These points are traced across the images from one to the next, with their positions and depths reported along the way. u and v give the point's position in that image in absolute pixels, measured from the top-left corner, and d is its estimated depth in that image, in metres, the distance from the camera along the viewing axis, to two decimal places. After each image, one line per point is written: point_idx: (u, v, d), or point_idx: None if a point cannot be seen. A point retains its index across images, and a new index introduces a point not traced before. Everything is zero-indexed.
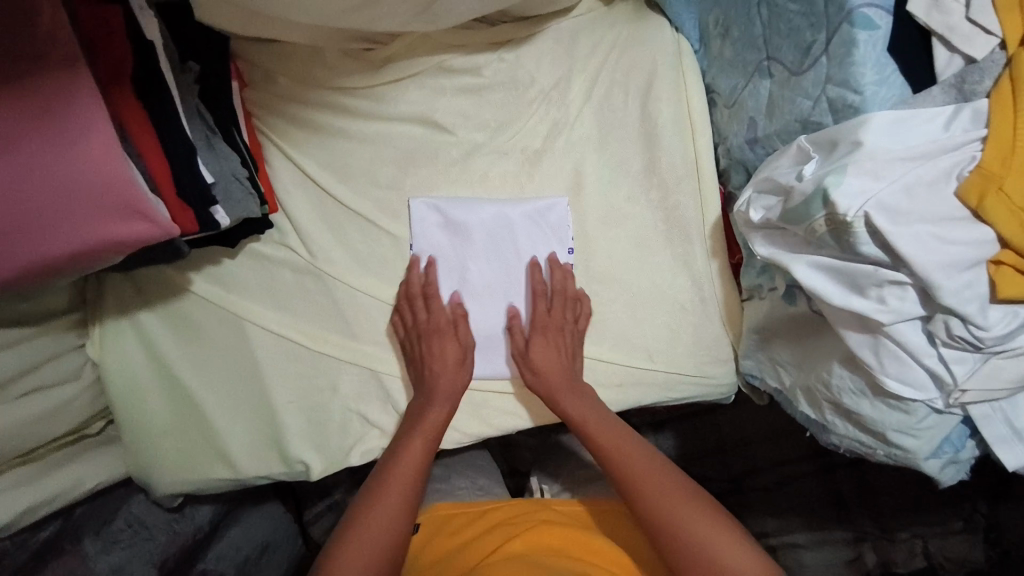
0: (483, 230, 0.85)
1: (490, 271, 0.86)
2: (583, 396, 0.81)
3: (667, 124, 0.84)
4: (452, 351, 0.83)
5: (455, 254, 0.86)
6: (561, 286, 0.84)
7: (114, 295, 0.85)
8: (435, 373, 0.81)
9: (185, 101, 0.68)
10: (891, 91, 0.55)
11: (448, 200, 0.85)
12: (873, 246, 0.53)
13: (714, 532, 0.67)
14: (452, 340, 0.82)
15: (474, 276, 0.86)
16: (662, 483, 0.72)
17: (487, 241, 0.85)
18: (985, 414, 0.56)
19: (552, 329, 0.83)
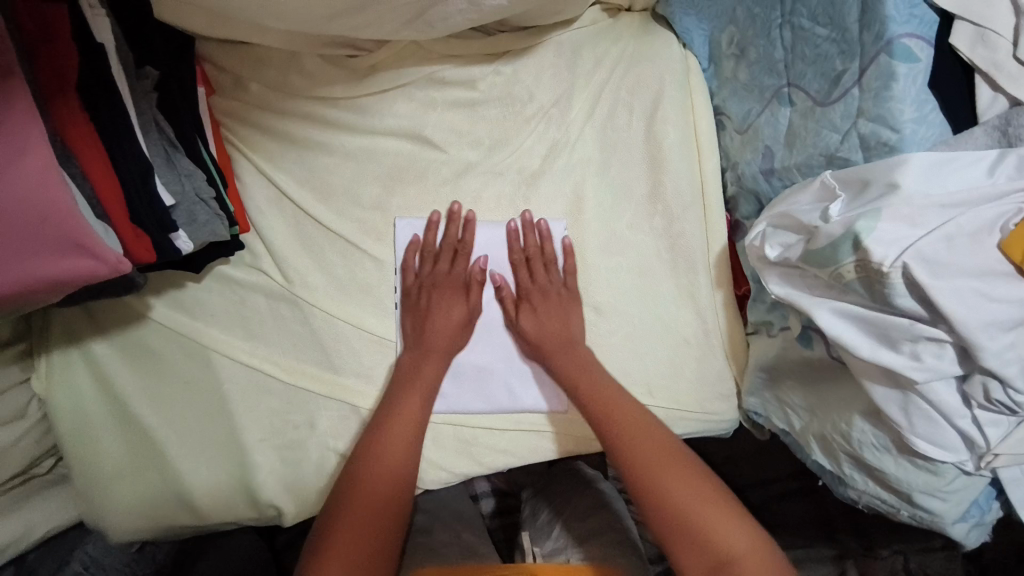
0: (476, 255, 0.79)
1: (485, 297, 0.80)
2: (588, 370, 0.76)
3: (673, 147, 0.79)
4: (458, 313, 0.78)
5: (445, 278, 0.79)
6: (541, 248, 0.79)
7: (62, 323, 0.76)
8: (437, 334, 0.77)
9: (145, 114, 0.60)
10: (930, 130, 0.52)
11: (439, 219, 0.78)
12: (910, 299, 0.48)
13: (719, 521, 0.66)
14: (463, 300, 0.78)
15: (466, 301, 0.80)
16: (667, 473, 0.69)
17: (480, 266, 0.79)
18: (1015, 478, 0.52)
19: (551, 298, 0.79)
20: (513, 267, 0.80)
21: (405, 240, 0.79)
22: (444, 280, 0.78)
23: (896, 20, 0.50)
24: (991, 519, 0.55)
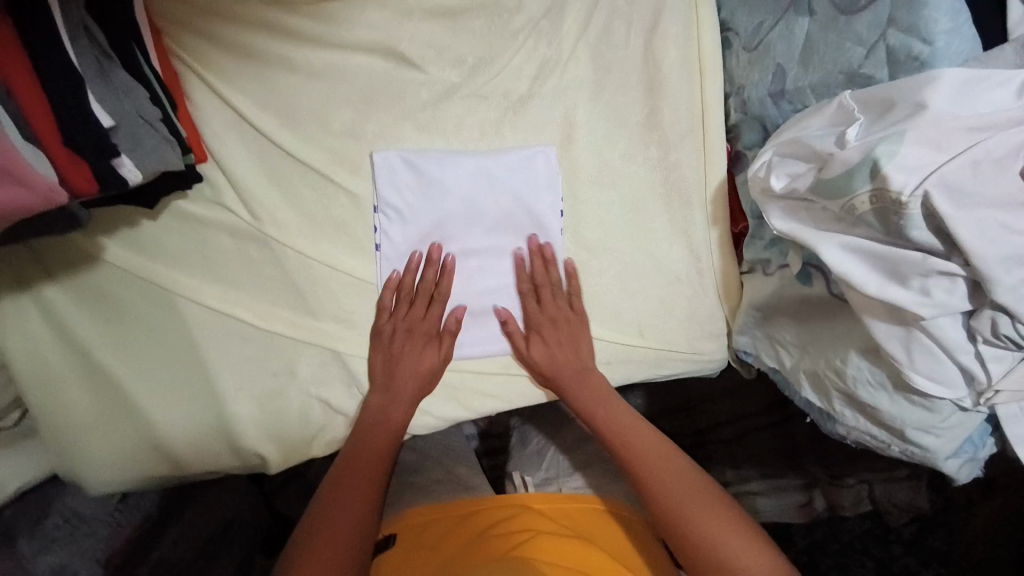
0: (461, 189, 0.73)
1: (472, 236, 0.75)
2: (598, 402, 0.75)
3: (673, 67, 0.72)
4: (433, 353, 0.75)
5: (428, 213, 0.74)
6: (545, 275, 0.76)
7: (8, 265, 0.70)
8: (405, 367, 0.74)
9: (68, 17, 0.51)
10: (963, 43, 0.47)
11: (421, 153, 0.72)
12: (926, 231, 0.45)
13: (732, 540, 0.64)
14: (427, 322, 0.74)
15: (452, 237, 0.75)
16: (670, 479, 0.70)
17: (466, 203, 0.74)
18: (1014, 414, 0.51)
19: (548, 327, 0.76)
20: (501, 203, 0.74)
21: (383, 174, 0.72)
22: (419, 327, 0.74)
23: None
24: (986, 456, 0.53)
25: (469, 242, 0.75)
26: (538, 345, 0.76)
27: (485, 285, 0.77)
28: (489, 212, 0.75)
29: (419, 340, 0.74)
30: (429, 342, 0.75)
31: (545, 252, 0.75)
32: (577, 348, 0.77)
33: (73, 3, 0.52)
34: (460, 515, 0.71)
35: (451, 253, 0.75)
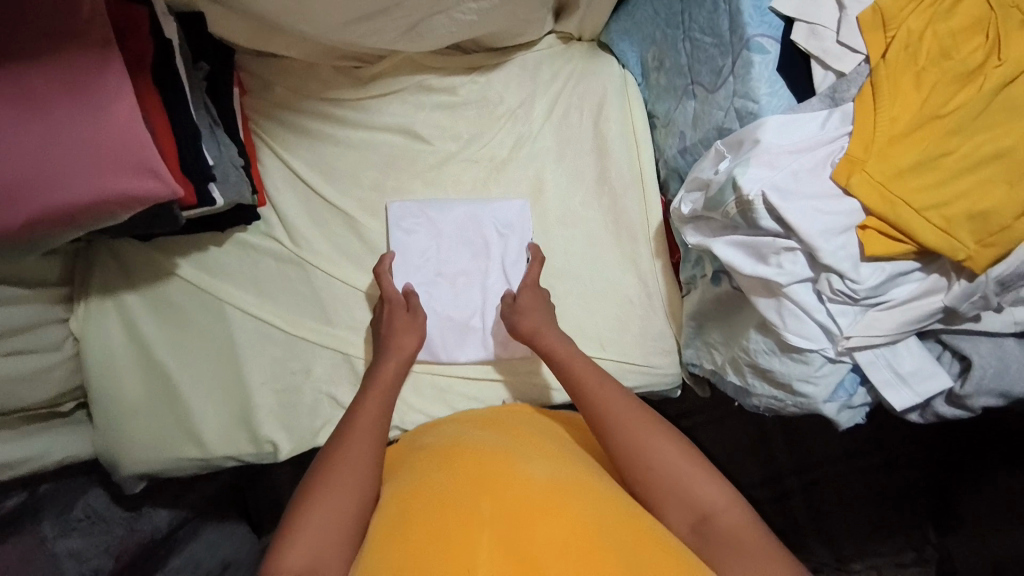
0: (455, 225, 0.95)
1: (461, 260, 0.95)
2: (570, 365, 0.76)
3: (615, 141, 0.98)
4: (409, 321, 0.86)
5: (428, 245, 0.94)
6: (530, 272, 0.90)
7: (101, 274, 0.89)
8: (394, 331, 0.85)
9: (196, 96, 0.77)
10: (781, 101, 0.68)
11: (429, 202, 0.95)
12: (770, 220, 0.63)
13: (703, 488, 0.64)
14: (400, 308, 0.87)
15: (446, 265, 0.95)
16: (634, 432, 0.68)
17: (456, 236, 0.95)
18: (870, 361, 0.65)
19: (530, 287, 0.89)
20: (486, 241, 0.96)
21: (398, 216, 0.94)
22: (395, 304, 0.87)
23: (751, 22, 0.67)
24: (855, 398, 0.68)
25: (459, 265, 0.95)
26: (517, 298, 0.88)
27: (463, 301, 0.94)
28: (475, 242, 0.96)
29: (398, 313, 0.86)
30: (405, 313, 0.87)
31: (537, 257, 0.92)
32: (544, 313, 0.85)
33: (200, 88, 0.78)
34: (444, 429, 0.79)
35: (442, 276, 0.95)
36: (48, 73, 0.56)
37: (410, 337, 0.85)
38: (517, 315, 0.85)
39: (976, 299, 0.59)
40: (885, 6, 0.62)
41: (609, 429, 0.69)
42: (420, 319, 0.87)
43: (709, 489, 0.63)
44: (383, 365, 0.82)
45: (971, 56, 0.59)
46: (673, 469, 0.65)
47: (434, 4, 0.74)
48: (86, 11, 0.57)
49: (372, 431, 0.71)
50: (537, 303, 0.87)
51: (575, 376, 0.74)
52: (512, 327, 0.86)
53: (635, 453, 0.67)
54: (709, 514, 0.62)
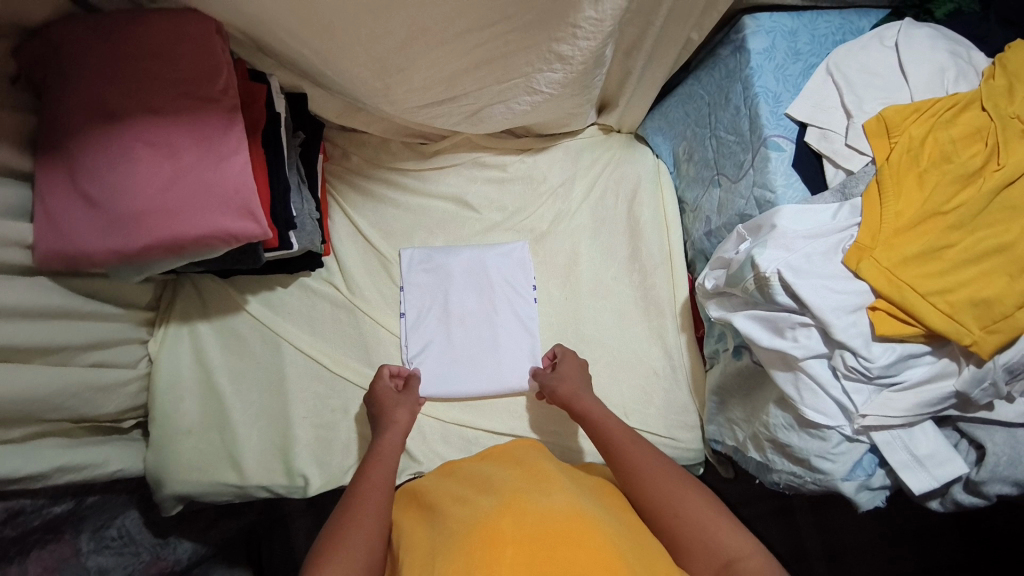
0: (462, 270, 1.06)
1: (468, 301, 1.05)
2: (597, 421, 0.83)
3: (648, 222, 1.06)
4: (395, 400, 0.91)
5: (439, 289, 1.05)
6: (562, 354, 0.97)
7: (182, 304, 1.00)
8: (388, 409, 0.90)
9: (291, 159, 0.91)
10: (795, 192, 0.75)
11: (439, 248, 1.06)
12: (785, 295, 0.68)
13: (726, 533, 0.66)
14: (404, 409, 0.90)
15: (454, 305, 1.05)
16: (656, 486, 0.72)
17: (463, 276, 1.05)
18: (887, 441, 0.66)
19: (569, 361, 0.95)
20: (516, 308, 1.05)
21: (409, 265, 1.05)
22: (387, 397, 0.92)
23: (768, 125, 0.77)
24: (873, 479, 0.69)
25: (466, 307, 1.05)
26: (559, 366, 0.94)
27: (473, 341, 1.03)
28: (483, 284, 1.05)
29: (389, 395, 0.92)
30: (393, 390, 0.93)
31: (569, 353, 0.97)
32: (584, 383, 0.91)
33: (293, 153, 0.92)
34: (463, 461, 0.85)
35: (454, 317, 1.04)
36: (184, 131, 0.70)
37: (401, 410, 0.89)
38: (557, 381, 0.91)
39: (986, 385, 0.61)
40: (889, 116, 0.69)
41: (639, 484, 0.73)
42: (407, 402, 0.91)
43: (731, 538, 0.66)
44: (386, 432, 0.86)
45: (970, 160, 0.64)
46: (698, 516, 0.68)
47: (495, 95, 0.86)
48: (223, 83, 0.72)
49: (385, 481, 0.76)
50: (575, 371, 0.93)
51: (610, 436, 0.79)
52: (551, 394, 0.91)
53: (666, 504, 0.70)
54: (732, 560, 0.64)
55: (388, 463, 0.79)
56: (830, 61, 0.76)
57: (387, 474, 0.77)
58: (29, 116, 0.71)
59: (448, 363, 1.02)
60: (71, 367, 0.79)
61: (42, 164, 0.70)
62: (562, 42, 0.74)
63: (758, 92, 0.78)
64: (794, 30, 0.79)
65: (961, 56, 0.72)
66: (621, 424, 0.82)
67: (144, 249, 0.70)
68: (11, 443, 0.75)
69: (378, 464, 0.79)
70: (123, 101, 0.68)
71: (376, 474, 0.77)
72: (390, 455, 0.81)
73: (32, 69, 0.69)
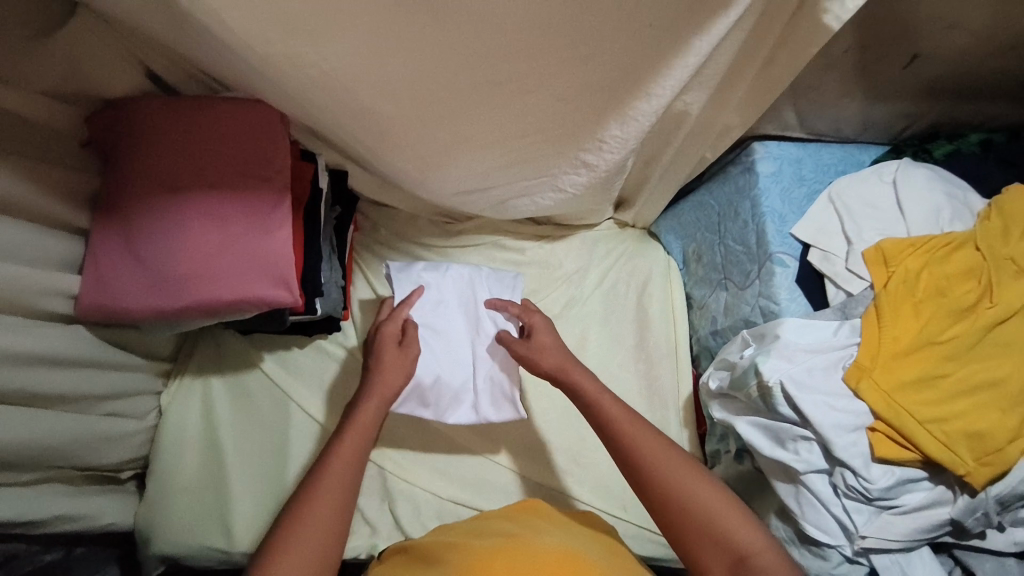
0: (455, 287, 0.91)
1: (455, 323, 0.90)
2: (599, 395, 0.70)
3: (656, 314, 1.10)
4: (399, 353, 0.80)
5: (431, 307, 0.89)
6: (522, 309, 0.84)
7: (199, 357, 1.03)
8: (384, 358, 0.79)
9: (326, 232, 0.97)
10: (797, 306, 0.80)
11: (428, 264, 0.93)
12: (788, 408, 0.71)
13: (739, 523, 0.60)
14: (400, 360, 0.80)
15: (442, 325, 0.89)
16: (660, 466, 0.64)
17: (456, 296, 0.91)
18: (886, 566, 0.67)
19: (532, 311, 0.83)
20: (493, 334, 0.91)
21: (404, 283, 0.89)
22: (388, 345, 0.80)
23: (774, 242, 0.82)
24: None
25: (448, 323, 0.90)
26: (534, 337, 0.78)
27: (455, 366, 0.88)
28: (470, 303, 0.91)
29: (388, 346, 0.80)
30: (394, 345, 0.80)
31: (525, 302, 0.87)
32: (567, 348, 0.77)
33: (328, 227, 0.98)
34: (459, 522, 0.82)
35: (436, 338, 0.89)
36: (236, 204, 0.75)
37: (396, 372, 0.78)
38: (536, 358, 0.76)
39: (980, 515, 0.63)
40: (886, 248, 0.74)
41: (641, 468, 0.64)
42: (411, 358, 0.80)
43: (743, 529, 0.60)
44: (366, 396, 0.75)
45: (963, 297, 0.68)
46: (705, 504, 0.61)
47: (522, 190, 0.92)
48: (279, 166, 0.78)
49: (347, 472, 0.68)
50: (548, 327, 0.80)
51: (608, 419, 0.68)
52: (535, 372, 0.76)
53: (670, 491, 0.63)
54: (744, 557, 0.58)
55: (354, 463, 0.68)
56: (831, 189, 0.82)
57: (352, 461, 0.68)
58: (95, 178, 0.76)
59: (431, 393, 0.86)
60: (86, 415, 0.81)
61: (100, 224, 0.75)
62: (588, 153, 0.81)
63: (764, 212, 0.84)
64: (800, 158, 0.86)
65: (956, 197, 0.78)
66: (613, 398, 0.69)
67: (185, 309, 0.75)
68: (19, 486, 0.77)
69: (349, 440, 0.70)
70: (186, 175, 0.74)
71: (336, 464, 0.68)
72: (365, 439, 0.71)
73: (105, 138, 0.75)
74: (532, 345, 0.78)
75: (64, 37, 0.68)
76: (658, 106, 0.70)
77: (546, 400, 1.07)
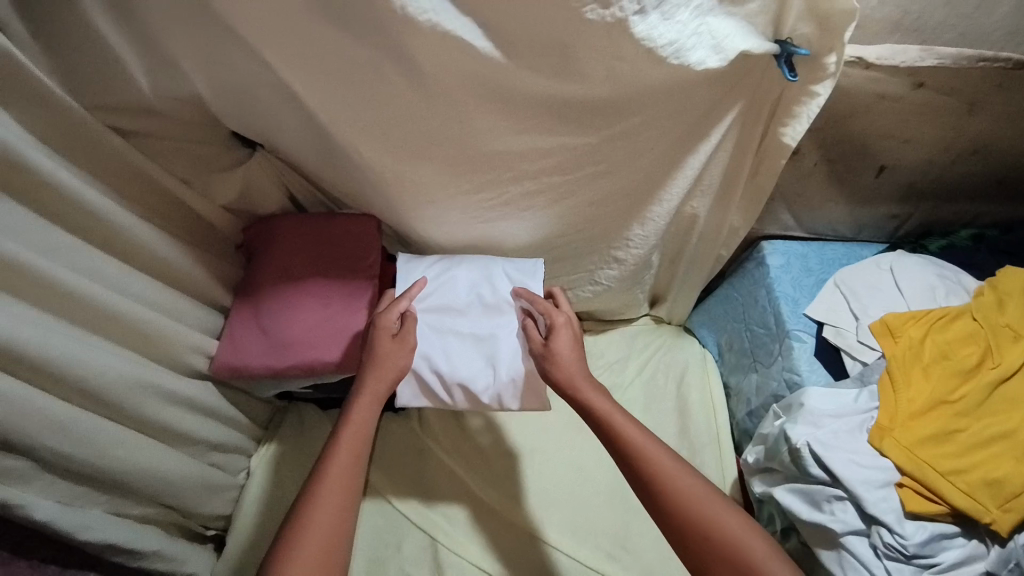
0: (466, 275, 0.91)
1: (467, 307, 0.90)
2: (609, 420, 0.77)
3: (694, 401, 1.15)
4: (399, 344, 0.82)
5: (440, 292, 0.89)
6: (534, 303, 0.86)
7: (285, 428, 1.12)
8: (379, 350, 0.81)
9: None
10: (818, 378, 0.87)
11: (438, 257, 0.92)
12: (818, 468, 0.75)
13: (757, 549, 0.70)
14: (396, 352, 0.82)
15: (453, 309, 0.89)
16: (685, 493, 0.72)
17: (467, 276, 0.90)
18: None
19: (550, 312, 0.85)
20: (506, 309, 0.90)
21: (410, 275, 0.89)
22: (385, 335, 0.82)
23: (790, 321, 0.92)
24: None
25: (461, 308, 0.89)
26: (550, 342, 0.82)
27: (468, 357, 0.88)
28: (486, 293, 0.90)
29: (383, 340, 0.81)
30: (391, 335, 0.82)
31: (534, 297, 0.87)
32: (581, 360, 0.82)
33: None
34: None
35: (448, 329, 0.89)
36: (337, 288, 0.95)
37: (392, 362, 0.81)
38: (550, 364, 0.82)
39: (1012, 565, 0.68)
40: (890, 321, 0.82)
41: (669, 495, 0.72)
42: (405, 350, 0.82)
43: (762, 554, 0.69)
44: (359, 393, 0.79)
45: (966, 358, 0.76)
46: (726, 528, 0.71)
47: (564, 284, 1.09)
48: (372, 259, 0.95)
49: (347, 479, 0.75)
50: (563, 325, 0.83)
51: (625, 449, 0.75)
52: (545, 374, 0.82)
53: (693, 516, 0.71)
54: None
55: (353, 460, 0.76)
56: (837, 276, 0.93)
57: (349, 465, 0.75)
58: (237, 272, 0.99)
59: (433, 380, 0.87)
60: (197, 461, 0.95)
61: (236, 305, 0.95)
62: (618, 249, 0.98)
63: (778, 296, 0.94)
64: (805, 252, 0.98)
65: (949, 277, 0.88)
66: (634, 426, 0.77)
67: (290, 371, 0.93)
68: (132, 518, 0.86)
69: (346, 443, 0.77)
70: (301, 265, 0.94)
71: (336, 472, 0.75)
72: (362, 436, 0.77)
73: (250, 243, 0.97)
74: (548, 348, 0.82)
75: (242, 171, 0.86)
76: (669, 209, 0.88)
77: (592, 483, 1.09)
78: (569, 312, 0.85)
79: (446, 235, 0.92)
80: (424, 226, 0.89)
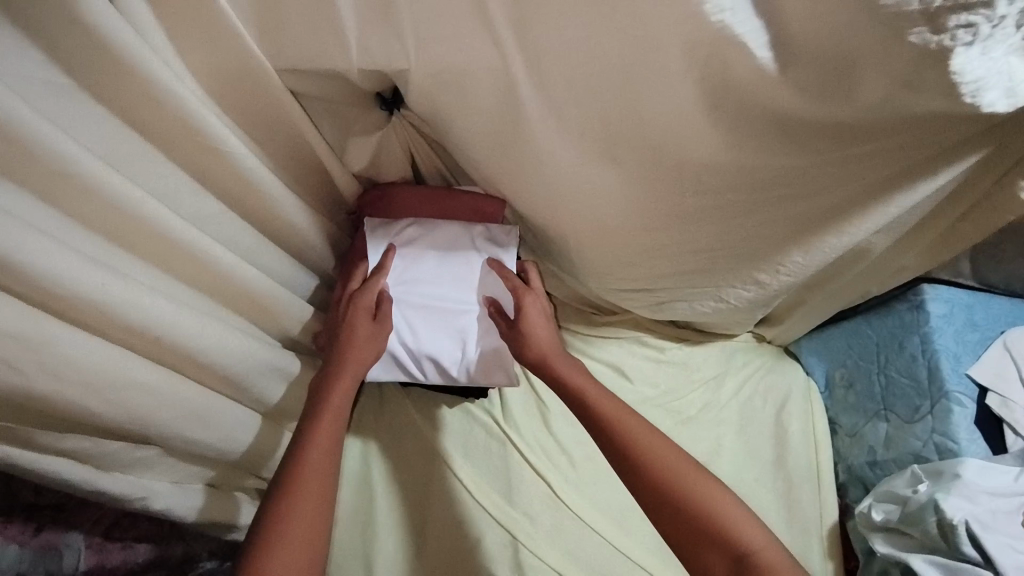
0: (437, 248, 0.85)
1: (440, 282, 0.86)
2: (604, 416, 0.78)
3: (796, 434, 1.07)
4: (376, 326, 0.80)
5: (413, 265, 0.85)
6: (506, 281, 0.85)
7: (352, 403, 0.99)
8: (353, 324, 0.79)
9: None
10: (977, 448, 0.87)
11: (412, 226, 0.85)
12: (972, 547, 0.75)
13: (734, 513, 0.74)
14: (373, 327, 0.80)
15: (425, 284, 0.85)
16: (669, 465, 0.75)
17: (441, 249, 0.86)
18: None
19: (524, 294, 0.84)
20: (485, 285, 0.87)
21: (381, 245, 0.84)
22: (361, 312, 0.80)
23: (951, 382, 0.89)
24: None
25: (433, 282, 0.85)
26: (520, 321, 0.83)
27: (439, 330, 0.85)
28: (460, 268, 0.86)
29: (362, 320, 0.79)
30: (371, 316, 0.80)
31: (506, 274, 0.85)
32: (551, 337, 0.84)
33: None
34: None
35: (418, 303, 0.85)
36: None
37: (371, 346, 0.80)
38: (521, 344, 0.83)
39: None
40: None
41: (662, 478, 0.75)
42: (384, 328, 0.81)
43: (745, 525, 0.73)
44: (341, 365, 0.78)
45: None
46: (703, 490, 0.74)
47: (686, 295, 0.98)
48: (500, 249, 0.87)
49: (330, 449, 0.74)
50: (535, 305, 0.84)
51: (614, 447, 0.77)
52: (517, 355, 0.84)
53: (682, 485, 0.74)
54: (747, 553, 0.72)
55: (334, 428, 0.75)
56: (1005, 339, 0.91)
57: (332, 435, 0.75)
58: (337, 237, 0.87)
59: (402, 353, 0.85)
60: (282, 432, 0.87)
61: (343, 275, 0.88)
62: (763, 272, 0.88)
63: (939, 350, 0.90)
64: (970, 305, 0.92)
65: None
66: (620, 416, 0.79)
67: None
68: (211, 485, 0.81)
69: (328, 415, 0.75)
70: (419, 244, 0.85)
71: (319, 444, 0.74)
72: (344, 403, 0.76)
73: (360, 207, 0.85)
74: (515, 330, 0.83)
75: (381, 137, 0.76)
76: (846, 242, 0.79)
77: None
78: (538, 292, 0.86)
79: (588, 230, 0.80)
80: (570, 221, 0.78)
